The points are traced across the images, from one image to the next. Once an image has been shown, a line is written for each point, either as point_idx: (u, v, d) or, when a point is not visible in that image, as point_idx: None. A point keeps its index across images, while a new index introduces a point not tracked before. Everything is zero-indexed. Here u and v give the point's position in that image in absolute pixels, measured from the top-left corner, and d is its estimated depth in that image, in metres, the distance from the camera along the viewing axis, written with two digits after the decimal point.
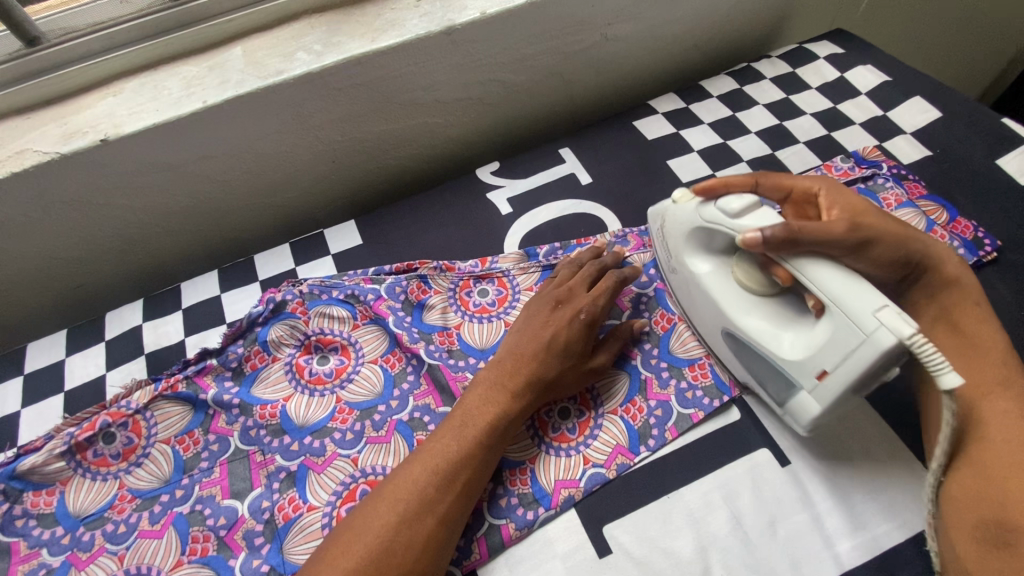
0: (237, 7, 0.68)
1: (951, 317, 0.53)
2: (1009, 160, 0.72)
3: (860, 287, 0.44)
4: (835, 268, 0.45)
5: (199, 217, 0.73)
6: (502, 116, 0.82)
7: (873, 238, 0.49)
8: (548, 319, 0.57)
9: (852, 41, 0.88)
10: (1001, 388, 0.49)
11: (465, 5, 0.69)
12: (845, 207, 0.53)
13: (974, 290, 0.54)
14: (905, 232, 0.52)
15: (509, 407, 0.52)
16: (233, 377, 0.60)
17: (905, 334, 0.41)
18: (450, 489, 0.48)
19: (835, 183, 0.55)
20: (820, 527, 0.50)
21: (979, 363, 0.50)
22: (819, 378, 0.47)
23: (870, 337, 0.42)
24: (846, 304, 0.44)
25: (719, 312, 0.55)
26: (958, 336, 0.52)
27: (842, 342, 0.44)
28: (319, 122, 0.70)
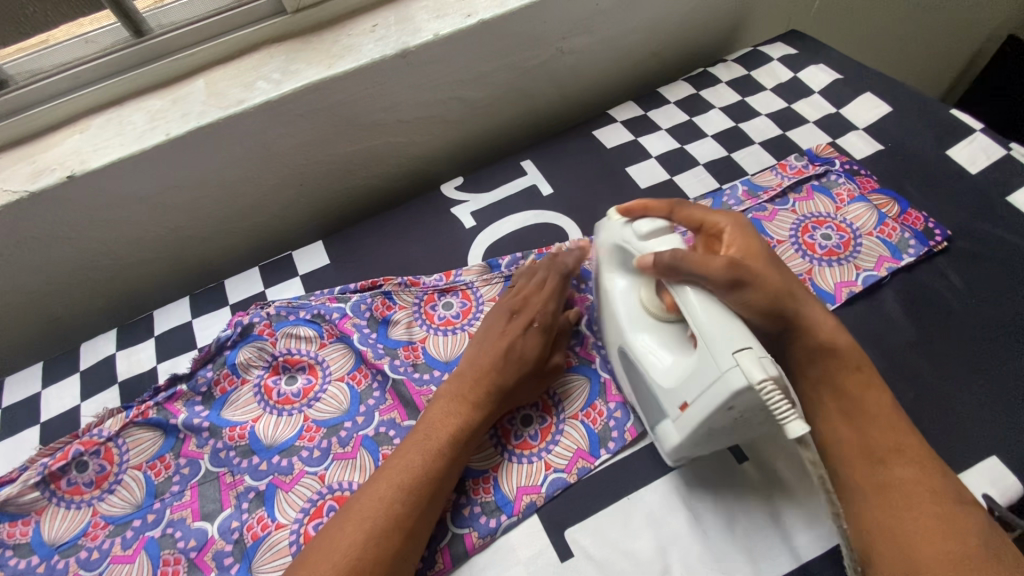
0: (199, 41, 0.70)
1: (836, 382, 0.52)
2: (959, 150, 0.73)
3: (727, 325, 0.43)
4: (710, 301, 0.45)
5: (170, 245, 0.75)
6: (464, 131, 0.84)
7: (750, 282, 0.49)
8: (504, 329, 0.58)
9: (805, 41, 0.90)
10: (895, 454, 0.48)
11: (420, 28, 0.71)
12: (742, 248, 0.54)
13: (855, 353, 0.52)
14: (782, 286, 0.52)
15: (470, 418, 0.54)
16: (204, 402, 0.61)
17: (756, 378, 0.40)
18: (413, 504, 0.49)
19: (743, 224, 0.56)
20: (777, 521, 0.51)
21: (872, 429, 0.49)
22: (683, 408, 0.47)
23: (725, 374, 0.42)
24: (709, 340, 0.43)
25: (619, 331, 0.55)
26: (844, 399, 0.51)
27: (703, 376, 0.44)
28: (283, 147, 0.72)
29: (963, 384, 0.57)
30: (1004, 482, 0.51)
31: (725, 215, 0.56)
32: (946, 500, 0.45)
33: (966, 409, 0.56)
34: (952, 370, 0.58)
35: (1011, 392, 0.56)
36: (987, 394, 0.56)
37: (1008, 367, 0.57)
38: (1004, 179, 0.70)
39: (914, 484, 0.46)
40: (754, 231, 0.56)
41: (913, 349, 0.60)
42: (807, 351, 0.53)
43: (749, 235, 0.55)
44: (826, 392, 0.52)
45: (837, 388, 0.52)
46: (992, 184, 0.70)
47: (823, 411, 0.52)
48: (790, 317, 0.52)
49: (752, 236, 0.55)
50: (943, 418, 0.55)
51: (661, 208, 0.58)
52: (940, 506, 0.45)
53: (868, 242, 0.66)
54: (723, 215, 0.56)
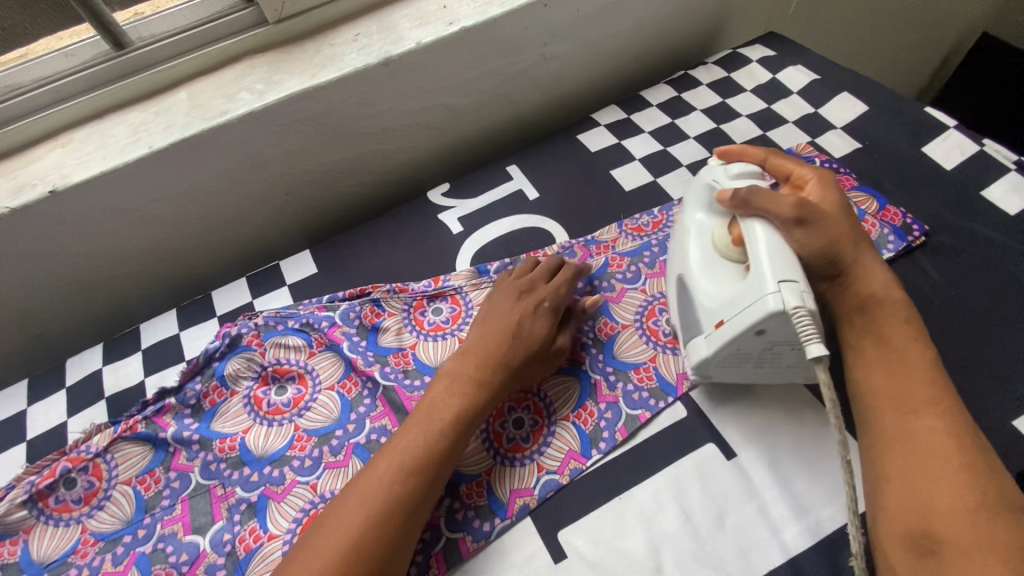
0: (181, 53, 0.70)
1: (879, 331, 0.51)
2: (934, 147, 0.75)
3: (781, 259, 0.48)
4: (772, 236, 0.50)
5: (155, 258, 0.74)
6: (449, 138, 0.84)
7: (818, 224, 0.52)
8: (513, 307, 0.60)
9: (783, 43, 0.92)
10: (929, 406, 0.46)
11: (402, 37, 0.72)
12: (821, 198, 0.56)
13: (902, 308, 0.52)
14: (846, 235, 0.54)
15: (474, 398, 0.54)
16: (193, 415, 0.61)
17: (791, 304, 0.45)
18: (413, 482, 0.49)
19: (828, 178, 0.58)
20: (766, 515, 0.52)
21: (908, 382, 0.48)
22: (716, 326, 0.51)
23: (764, 296, 0.46)
24: (761, 266, 0.48)
25: (681, 260, 0.59)
26: (888, 350, 0.50)
27: (744, 297, 0.49)
28: (268, 157, 0.72)
29: None
30: None
31: (816, 168, 0.59)
32: (973, 453, 0.44)
33: None
34: None
35: (990, 381, 0.57)
36: (967, 384, 0.58)
37: (986, 357, 0.59)
38: (977, 174, 0.72)
39: (942, 434, 0.45)
40: (841, 188, 0.58)
41: None
42: (857, 300, 0.53)
43: (834, 188, 0.57)
44: (869, 341, 0.52)
45: (881, 337, 0.51)
46: (966, 179, 0.72)
47: (864, 359, 0.51)
48: (846, 264, 0.53)
49: (837, 191, 0.57)
50: None
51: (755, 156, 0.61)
52: (966, 457, 0.43)
53: None
54: (814, 169, 0.59)
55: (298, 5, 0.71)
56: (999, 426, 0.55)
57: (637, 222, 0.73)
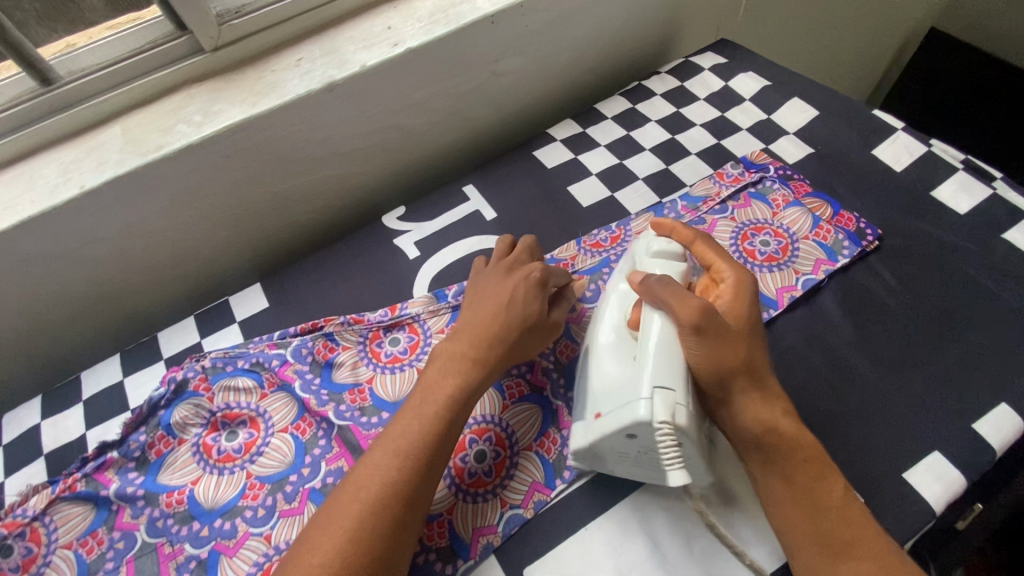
0: (113, 86, 0.66)
1: (786, 467, 0.48)
2: (884, 149, 0.76)
3: (666, 365, 0.47)
4: (664, 337, 0.49)
5: (97, 300, 0.71)
6: (404, 159, 0.82)
7: (717, 336, 0.49)
8: (503, 284, 0.59)
9: (734, 49, 0.92)
10: (850, 548, 0.45)
11: (347, 60, 0.70)
12: (728, 308, 0.53)
13: (807, 442, 0.49)
14: (742, 359, 0.49)
15: (470, 376, 0.53)
16: (138, 468, 0.58)
17: (659, 417, 0.45)
18: (409, 471, 0.47)
19: (747, 281, 0.55)
20: (734, 537, 0.51)
21: (826, 520, 0.46)
22: (595, 417, 0.50)
23: (639, 402, 0.46)
24: (646, 367, 0.47)
25: (592, 333, 0.57)
26: (791, 485, 0.48)
27: (625, 393, 0.48)
28: (212, 190, 0.69)
29: (903, 381, 0.58)
30: (948, 476, 0.52)
31: (736, 268, 0.56)
32: None
33: (907, 405, 0.57)
34: (892, 367, 0.59)
35: (947, 384, 0.57)
36: (927, 388, 0.57)
37: (944, 360, 0.59)
38: (927, 175, 0.73)
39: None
40: (753, 297, 0.54)
41: (854, 350, 0.61)
42: (753, 439, 0.49)
43: (744, 298, 0.53)
44: (773, 478, 0.48)
45: (788, 476, 0.48)
46: (916, 180, 0.73)
47: (772, 499, 0.48)
48: (738, 391, 0.49)
49: (748, 302, 0.53)
50: (886, 418, 0.56)
51: (686, 236, 0.59)
52: None
53: (805, 246, 0.67)
54: (735, 268, 0.56)
55: (236, 31, 0.68)
56: (959, 430, 0.55)
57: (595, 238, 0.72)
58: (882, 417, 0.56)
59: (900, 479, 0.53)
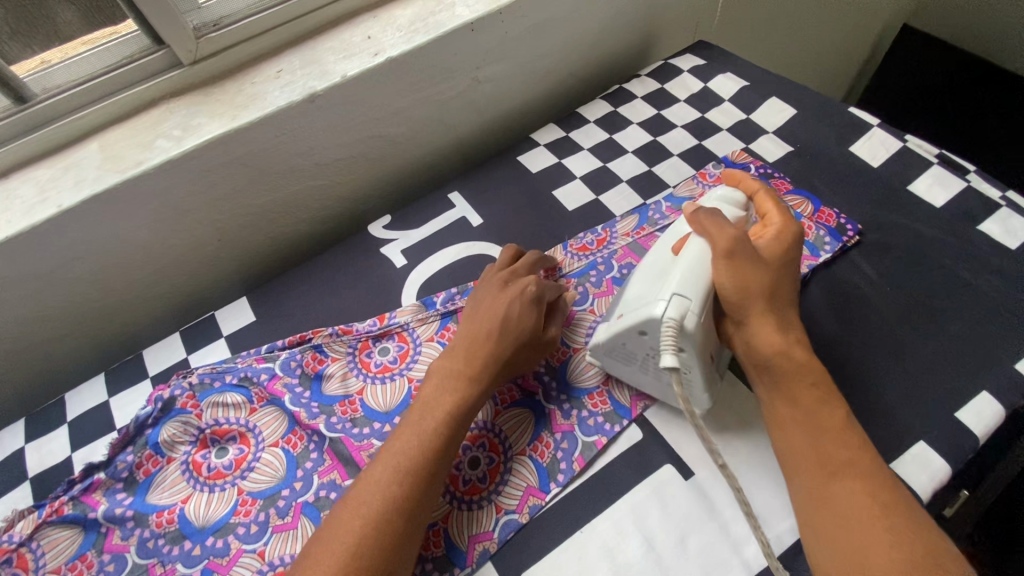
0: (90, 103, 0.65)
1: (790, 391, 0.49)
2: (860, 146, 0.77)
3: (688, 276, 0.50)
4: (694, 256, 0.52)
5: (79, 320, 0.70)
6: (388, 168, 0.82)
7: (745, 264, 0.51)
8: (498, 297, 0.59)
9: (711, 51, 0.94)
10: (849, 468, 0.46)
11: (327, 71, 0.70)
12: (768, 244, 0.54)
13: (816, 371, 0.50)
14: (764, 288, 0.51)
15: (467, 394, 0.53)
16: (126, 488, 0.57)
17: (667, 314, 0.49)
18: (410, 484, 0.48)
19: (793, 231, 0.55)
20: (727, 534, 0.51)
21: (826, 442, 0.47)
22: (618, 317, 0.55)
23: (655, 301, 0.50)
24: (672, 276, 0.51)
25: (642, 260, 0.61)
26: (796, 407, 0.49)
27: (644, 297, 0.52)
28: (194, 204, 0.69)
29: (887, 373, 0.59)
30: (932, 465, 0.53)
31: (786, 217, 0.55)
32: (897, 514, 0.43)
33: (891, 396, 0.58)
34: (875, 360, 0.60)
35: (929, 374, 0.59)
36: (910, 379, 0.59)
37: (925, 351, 0.60)
38: (903, 170, 0.74)
39: (863, 497, 0.44)
40: (795, 246, 0.54)
41: (838, 344, 0.62)
42: (762, 360, 0.50)
43: (786, 241, 0.54)
44: (780, 401, 0.50)
45: (792, 399, 0.49)
46: (892, 175, 0.74)
47: (776, 419, 0.50)
48: (753, 317, 0.51)
49: (788, 247, 0.54)
50: (871, 409, 0.57)
51: (750, 185, 0.60)
52: (890, 518, 0.43)
53: None
54: (784, 215, 0.56)
55: (214, 44, 0.68)
56: (942, 419, 0.56)
57: (581, 241, 0.73)
58: (868, 409, 0.57)
59: None
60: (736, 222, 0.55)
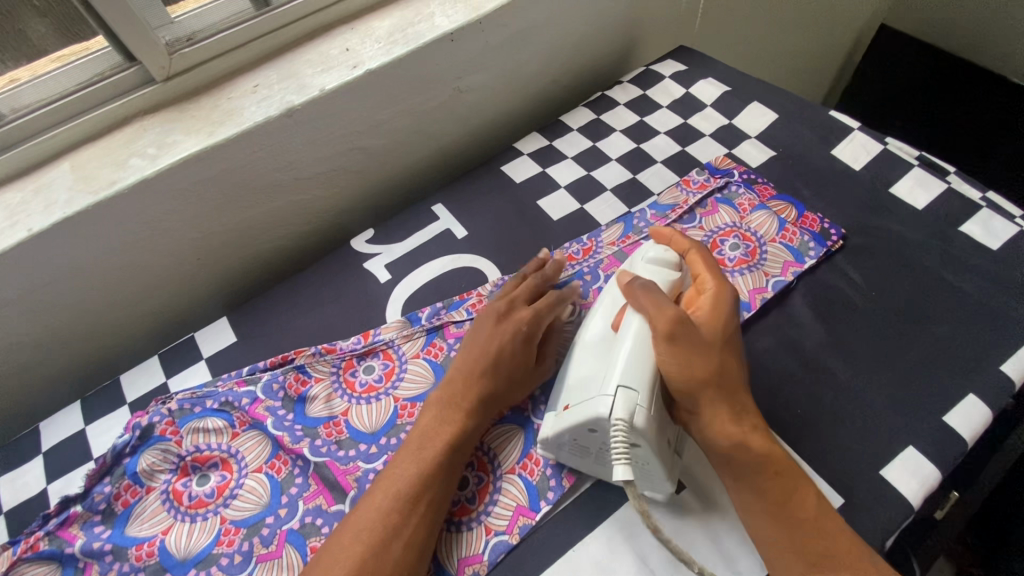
0: (61, 121, 0.63)
1: (760, 481, 0.48)
2: (842, 149, 0.77)
3: (631, 367, 0.49)
4: (637, 342, 0.51)
5: (53, 346, 0.68)
6: (370, 180, 0.81)
7: (691, 349, 0.50)
8: (492, 333, 0.59)
9: (693, 56, 0.94)
10: (829, 560, 0.45)
11: (305, 84, 0.68)
12: (706, 315, 0.53)
13: (780, 456, 0.49)
14: (713, 372, 0.50)
15: (463, 425, 0.54)
16: (104, 521, 0.55)
17: (617, 415, 0.47)
18: (411, 514, 0.49)
19: (727, 295, 0.55)
20: (720, 547, 0.51)
21: (803, 533, 0.46)
22: (564, 409, 0.52)
23: (601, 398, 0.49)
24: (617, 366, 0.50)
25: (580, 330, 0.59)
26: (766, 499, 0.48)
27: (590, 389, 0.51)
28: (171, 224, 0.67)
29: (875, 378, 0.59)
30: (922, 470, 0.53)
31: (719, 281, 0.56)
32: None
33: (880, 401, 0.58)
34: (863, 365, 0.60)
35: (917, 379, 0.59)
36: (898, 384, 0.59)
37: (912, 354, 0.60)
38: (885, 173, 0.74)
39: None
40: (735, 315, 0.54)
41: (826, 350, 0.61)
42: (722, 453, 0.49)
43: (725, 312, 0.53)
44: (748, 492, 0.49)
45: (759, 490, 0.48)
46: (875, 178, 0.74)
47: (747, 510, 0.48)
48: (707, 403, 0.50)
49: (728, 318, 0.53)
50: (861, 415, 0.57)
51: (682, 246, 0.60)
52: None
53: (773, 248, 0.68)
54: (719, 280, 0.56)
55: (188, 59, 0.66)
56: (931, 424, 0.56)
57: (567, 251, 0.72)
58: (858, 415, 0.57)
59: (877, 477, 0.53)
60: (671, 288, 0.56)
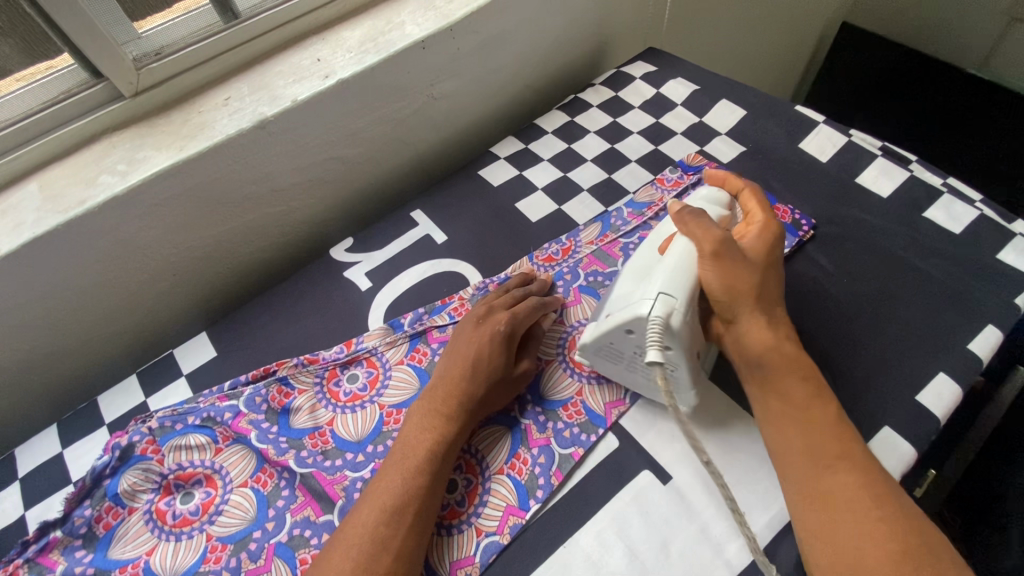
0: (27, 140, 0.62)
1: (776, 388, 0.49)
2: (809, 142, 0.80)
3: (676, 277, 0.50)
4: (681, 256, 0.52)
5: (27, 369, 0.66)
6: (347, 189, 0.81)
7: (735, 266, 0.50)
8: (472, 336, 0.59)
9: (662, 57, 0.96)
10: (839, 461, 0.45)
11: (277, 96, 0.68)
12: (756, 242, 0.54)
13: (804, 365, 0.50)
14: (750, 287, 0.50)
15: (445, 431, 0.54)
16: (86, 545, 0.54)
17: (653, 310, 0.49)
18: (398, 523, 0.49)
19: (774, 227, 0.55)
20: (708, 535, 0.51)
21: (816, 437, 0.47)
22: (608, 314, 0.54)
23: (642, 300, 0.50)
24: (657, 275, 0.51)
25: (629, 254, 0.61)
26: (786, 402, 0.49)
27: (633, 295, 0.52)
28: (145, 240, 0.66)
29: (850, 361, 0.61)
30: (899, 449, 0.55)
31: (769, 217, 0.56)
32: (888, 503, 0.43)
33: (856, 384, 0.59)
34: (838, 349, 0.62)
35: (890, 360, 0.60)
36: (872, 366, 0.60)
37: (884, 338, 0.62)
38: (850, 164, 0.77)
39: (855, 489, 0.44)
40: (780, 244, 0.55)
41: (802, 337, 0.63)
42: (754, 357, 0.50)
43: (771, 239, 0.54)
44: (769, 397, 0.50)
45: (784, 395, 0.49)
46: (840, 169, 0.77)
47: (767, 419, 0.49)
48: (740, 314, 0.51)
49: (774, 244, 0.54)
50: (838, 398, 0.58)
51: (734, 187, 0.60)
52: (883, 509, 0.43)
53: None
54: (768, 215, 0.56)
55: (156, 74, 0.66)
56: (905, 403, 0.57)
57: (547, 252, 0.73)
58: (837, 399, 0.58)
59: None
60: (722, 220, 0.57)
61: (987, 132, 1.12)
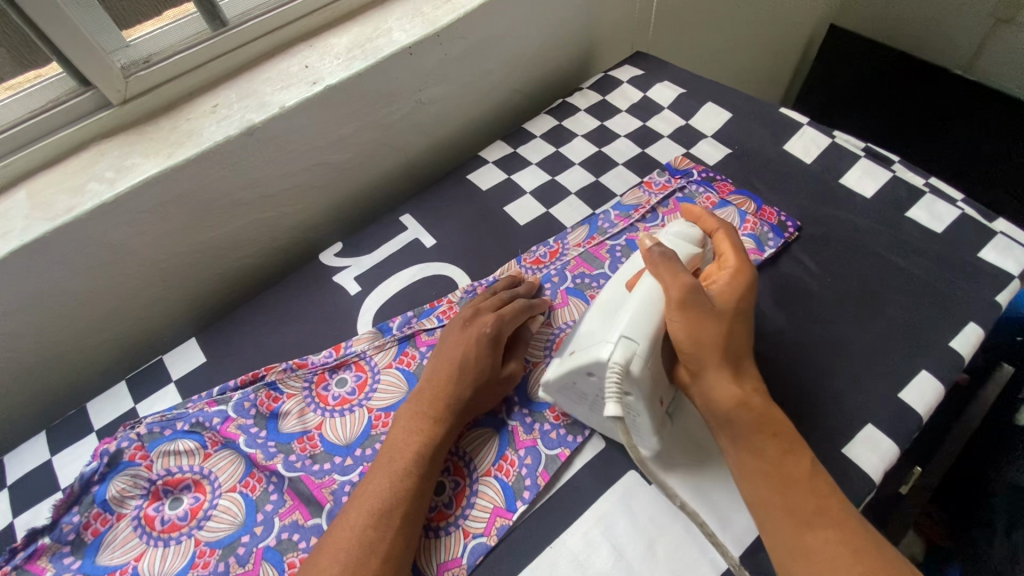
0: (15, 148, 0.62)
1: (752, 445, 0.49)
2: (794, 144, 0.81)
3: (639, 321, 0.50)
4: (648, 298, 0.52)
5: (17, 377, 0.66)
6: (337, 194, 0.82)
7: (701, 317, 0.50)
8: (458, 339, 0.60)
9: (649, 60, 0.97)
10: (818, 516, 0.45)
11: (265, 102, 0.69)
12: (725, 291, 0.53)
13: (776, 420, 0.50)
14: (716, 340, 0.50)
15: (432, 433, 0.54)
16: (74, 551, 0.54)
17: (614, 357, 0.48)
18: (385, 525, 0.49)
19: (747, 277, 0.54)
20: (694, 534, 0.52)
21: (795, 492, 0.47)
22: (572, 351, 0.54)
23: (604, 344, 0.50)
24: (621, 317, 0.51)
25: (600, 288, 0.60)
26: (763, 460, 0.48)
27: (597, 336, 0.52)
28: (133, 247, 0.67)
29: (834, 360, 0.61)
30: (881, 446, 0.55)
31: (741, 263, 0.55)
32: (871, 558, 0.43)
33: (839, 383, 0.60)
34: (822, 349, 0.62)
35: (873, 359, 0.61)
36: (855, 364, 0.61)
37: (867, 337, 0.63)
38: (834, 164, 0.78)
39: (835, 545, 0.44)
40: (751, 294, 0.54)
41: (786, 337, 0.63)
42: (723, 413, 0.50)
43: (741, 288, 0.53)
44: (744, 454, 0.49)
45: (756, 451, 0.49)
46: (824, 170, 0.77)
47: (744, 473, 0.49)
48: (707, 370, 0.50)
49: (744, 294, 0.53)
50: (822, 397, 0.59)
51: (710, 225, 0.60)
52: (867, 564, 0.43)
53: None
54: (743, 263, 0.55)
55: (144, 82, 0.66)
56: (888, 401, 0.58)
57: (534, 255, 0.73)
58: (821, 398, 0.59)
59: (840, 455, 0.55)
60: (690, 261, 0.56)
61: (976, 135, 1.13)
